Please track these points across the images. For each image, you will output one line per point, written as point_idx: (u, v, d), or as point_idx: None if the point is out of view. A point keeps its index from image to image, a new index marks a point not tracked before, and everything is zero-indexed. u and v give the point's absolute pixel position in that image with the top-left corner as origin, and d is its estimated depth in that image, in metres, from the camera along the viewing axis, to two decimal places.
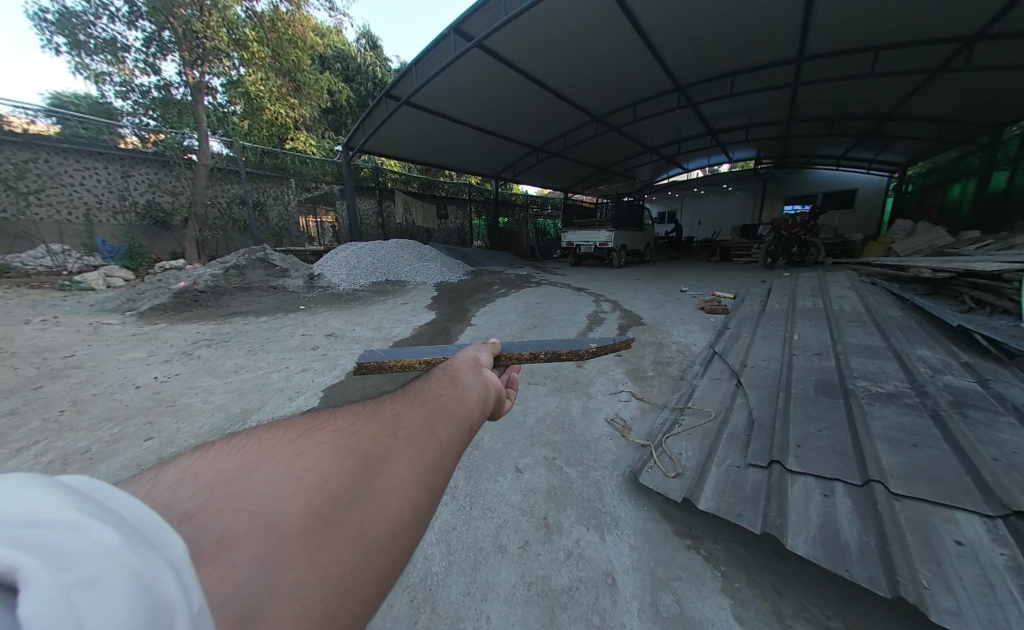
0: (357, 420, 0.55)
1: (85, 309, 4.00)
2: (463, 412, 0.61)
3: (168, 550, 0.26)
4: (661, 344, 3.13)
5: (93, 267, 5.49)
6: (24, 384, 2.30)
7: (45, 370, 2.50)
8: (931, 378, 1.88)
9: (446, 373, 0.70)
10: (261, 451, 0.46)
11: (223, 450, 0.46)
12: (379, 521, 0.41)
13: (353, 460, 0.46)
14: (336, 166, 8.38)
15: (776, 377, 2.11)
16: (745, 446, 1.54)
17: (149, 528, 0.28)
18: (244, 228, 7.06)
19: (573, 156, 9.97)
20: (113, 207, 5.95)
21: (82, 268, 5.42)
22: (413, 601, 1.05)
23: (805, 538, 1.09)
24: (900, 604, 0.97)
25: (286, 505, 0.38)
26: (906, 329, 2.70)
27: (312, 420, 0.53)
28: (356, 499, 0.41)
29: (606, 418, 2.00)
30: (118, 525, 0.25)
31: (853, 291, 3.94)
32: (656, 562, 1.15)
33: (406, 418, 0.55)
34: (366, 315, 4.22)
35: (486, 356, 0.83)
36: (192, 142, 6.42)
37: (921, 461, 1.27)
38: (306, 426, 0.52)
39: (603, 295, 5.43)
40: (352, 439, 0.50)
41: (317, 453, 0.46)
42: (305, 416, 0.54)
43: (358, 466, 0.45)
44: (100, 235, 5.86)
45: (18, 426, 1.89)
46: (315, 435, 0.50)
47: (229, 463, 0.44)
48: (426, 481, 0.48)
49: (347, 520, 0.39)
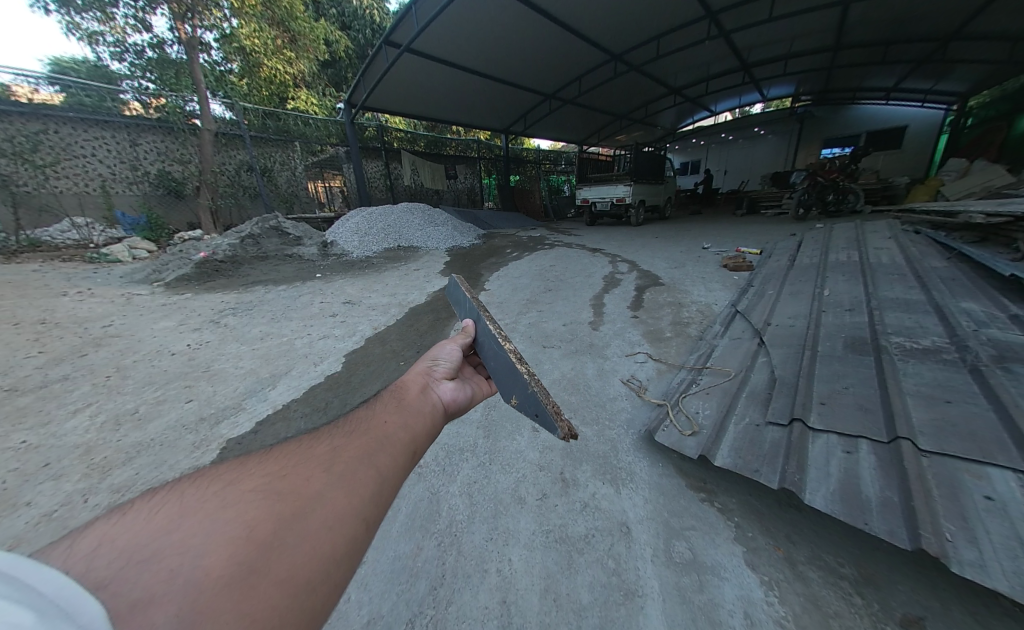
0: (292, 460, 0.54)
1: (116, 280, 4.19)
2: (404, 440, 0.64)
3: (89, 620, 0.23)
4: (679, 304, 3.03)
5: (116, 240, 5.66)
6: (72, 352, 2.47)
7: (88, 339, 2.68)
8: (972, 332, 1.74)
9: (392, 401, 0.74)
10: (191, 506, 0.42)
11: (148, 509, 0.41)
12: (310, 552, 0.41)
13: (285, 503, 0.45)
14: (340, 126, 8.06)
15: (801, 335, 2.03)
16: (767, 404, 1.51)
17: (69, 598, 0.24)
18: (255, 195, 7.00)
19: (588, 103, 9.14)
20: (127, 177, 5.96)
21: (106, 240, 5.61)
22: (439, 545, 1.13)
23: (823, 493, 1.08)
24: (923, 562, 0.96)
25: (215, 557, 0.35)
26: (950, 280, 2.49)
27: (244, 466, 0.51)
28: (291, 542, 0.41)
29: (621, 380, 2.00)
30: (35, 602, 0.21)
31: (893, 241, 3.63)
32: (670, 514, 1.19)
33: (349, 454, 0.56)
34: (380, 281, 4.26)
35: (441, 366, 0.92)
36: (194, 106, 6.26)
37: (954, 418, 1.20)
38: (235, 474, 0.49)
39: (618, 255, 5.25)
40: (287, 482, 0.49)
41: (250, 503, 0.44)
42: (236, 458, 0.51)
43: (292, 509, 0.44)
44: (118, 206, 5.95)
45: (71, 389, 2.06)
46: (244, 484, 0.47)
47: (151, 521, 0.39)
48: (359, 513, 0.49)
49: (280, 563, 0.38)
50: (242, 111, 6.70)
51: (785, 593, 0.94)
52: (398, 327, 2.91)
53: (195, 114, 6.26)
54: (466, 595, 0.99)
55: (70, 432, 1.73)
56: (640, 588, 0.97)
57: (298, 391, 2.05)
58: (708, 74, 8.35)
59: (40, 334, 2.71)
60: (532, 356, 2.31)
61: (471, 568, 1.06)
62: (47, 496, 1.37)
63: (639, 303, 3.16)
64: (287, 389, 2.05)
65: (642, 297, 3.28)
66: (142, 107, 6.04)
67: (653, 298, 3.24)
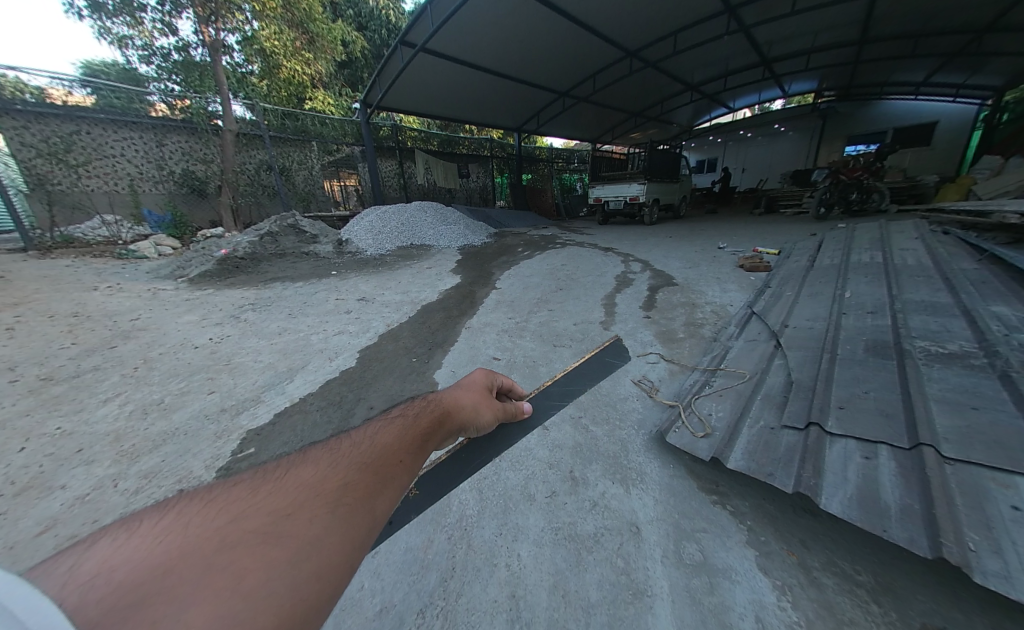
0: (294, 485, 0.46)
1: (143, 276, 4.38)
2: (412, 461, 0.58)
3: None
4: (693, 305, 2.99)
5: (143, 237, 5.91)
6: (102, 344, 2.60)
7: (117, 331, 2.81)
8: (1004, 336, 1.66)
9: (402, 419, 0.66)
10: (181, 544, 0.35)
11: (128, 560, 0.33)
12: (297, 588, 0.33)
13: (288, 537, 0.38)
14: (355, 126, 8.19)
15: (820, 337, 1.97)
16: (782, 407, 1.49)
17: None
18: (273, 194, 7.19)
19: (601, 100, 9.04)
20: (153, 176, 6.21)
21: (134, 237, 5.86)
22: (450, 539, 1.16)
23: (839, 499, 1.05)
24: (944, 576, 0.93)
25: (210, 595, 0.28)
26: (981, 283, 2.38)
27: (238, 497, 0.43)
28: (278, 578, 0.33)
29: (632, 380, 2.00)
30: None
31: (920, 242, 3.49)
32: (681, 515, 1.19)
33: (357, 474, 0.49)
34: (393, 279, 4.33)
35: None
36: (217, 106, 6.47)
37: (980, 425, 1.16)
38: (232, 505, 0.42)
39: (631, 254, 5.19)
40: (289, 510, 0.41)
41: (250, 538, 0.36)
42: (231, 488, 0.44)
43: (295, 541, 0.37)
44: (145, 204, 6.23)
45: (103, 379, 2.18)
46: (243, 513, 0.40)
47: (134, 566, 0.31)
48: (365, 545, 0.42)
49: (267, 600, 0.30)
50: (262, 111, 6.87)
51: (798, 599, 0.93)
52: (410, 324, 2.96)
53: (216, 114, 6.47)
54: (476, 588, 1.01)
55: (101, 420, 1.83)
56: (649, 588, 0.97)
57: (314, 385, 2.11)
58: (726, 69, 8.16)
59: (74, 327, 2.86)
60: (543, 355, 2.32)
61: (481, 562, 1.08)
62: (80, 481, 1.45)
63: (652, 303, 3.13)
64: (303, 383, 2.12)
65: (654, 298, 3.25)
66: (168, 108, 6.27)
67: (666, 298, 3.20)
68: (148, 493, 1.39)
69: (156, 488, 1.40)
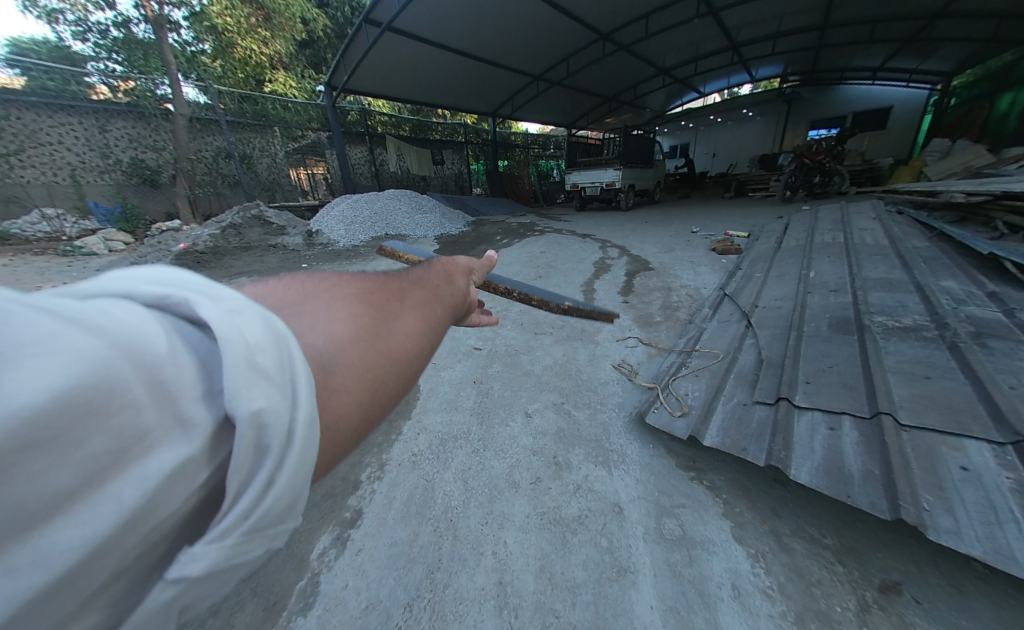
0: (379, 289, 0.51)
1: (93, 273, 3.99)
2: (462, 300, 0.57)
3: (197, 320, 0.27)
4: (669, 288, 3.05)
5: (89, 232, 5.32)
6: None
7: None
8: (952, 309, 1.79)
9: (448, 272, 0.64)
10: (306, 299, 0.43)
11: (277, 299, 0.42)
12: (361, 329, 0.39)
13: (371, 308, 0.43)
14: (320, 110, 7.66)
15: (787, 316, 2.06)
16: (754, 384, 1.55)
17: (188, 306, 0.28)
18: (234, 183, 6.67)
19: (576, 85, 8.91)
20: (97, 166, 5.57)
21: (79, 233, 5.28)
22: (435, 531, 1.13)
23: (807, 468, 1.10)
24: (901, 533, 1.00)
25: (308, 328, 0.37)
26: (931, 260, 2.55)
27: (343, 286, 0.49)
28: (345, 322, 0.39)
29: (613, 364, 2.02)
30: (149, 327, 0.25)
31: (877, 222, 3.69)
32: (661, 492, 1.22)
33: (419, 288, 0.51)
34: (369, 270, 4.16)
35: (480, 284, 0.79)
36: (166, 90, 5.89)
37: (933, 392, 1.24)
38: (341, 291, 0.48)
39: (609, 240, 5.23)
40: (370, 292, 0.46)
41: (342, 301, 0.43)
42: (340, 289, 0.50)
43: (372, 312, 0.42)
44: (90, 196, 5.56)
45: None
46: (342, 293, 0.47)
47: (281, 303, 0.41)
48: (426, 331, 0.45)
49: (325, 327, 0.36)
50: (217, 94, 6.33)
51: (770, 564, 0.97)
52: None
53: (167, 98, 5.90)
54: (463, 578, 0.99)
55: None
56: (633, 565, 0.99)
57: None
58: (697, 54, 8.21)
59: None
60: (524, 344, 2.31)
61: (467, 551, 1.07)
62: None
63: (630, 288, 3.16)
64: None
65: (632, 282, 3.29)
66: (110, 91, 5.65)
67: (644, 283, 3.24)
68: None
69: None
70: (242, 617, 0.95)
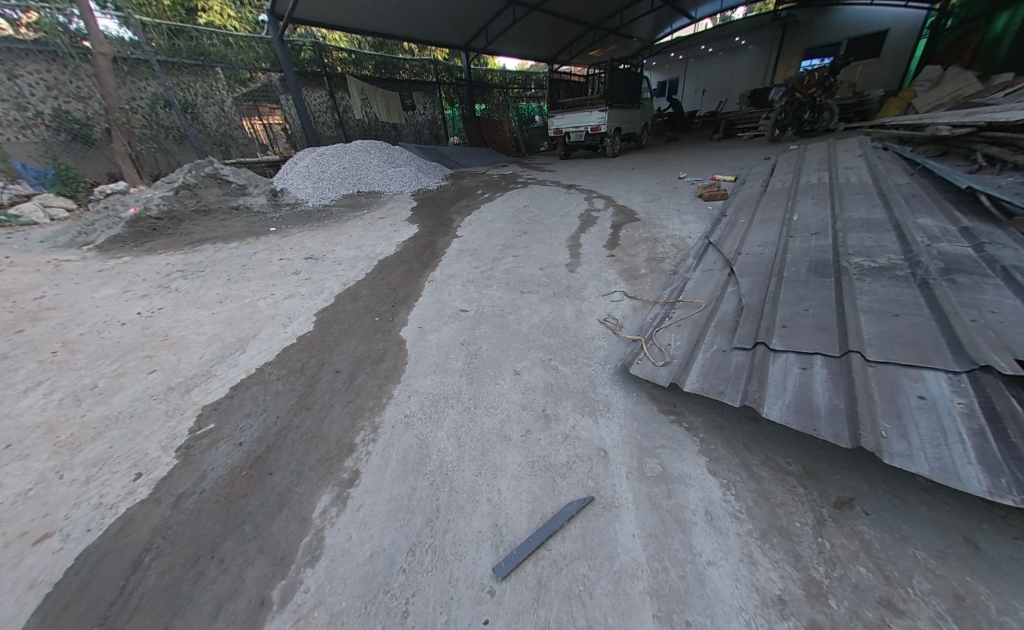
0: None
1: (36, 245, 3.61)
2: None
3: None
4: (655, 239, 3.01)
5: (27, 198, 4.60)
6: (5, 329, 2.17)
7: (21, 313, 2.35)
8: (926, 247, 1.82)
9: None
10: None
11: None
12: None
13: None
14: (267, 46, 6.65)
15: (769, 262, 2.07)
16: (733, 331, 1.59)
17: None
18: (182, 138, 5.92)
19: (556, 9, 7.91)
20: (15, 120, 4.75)
21: (14, 199, 4.53)
22: (432, 484, 1.17)
23: (779, 406, 1.17)
24: (858, 462, 1.09)
25: None
26: (911, 197, 2.55)
27: None
28: None
29: (598, 319, 2.03)
30: None
31: (863, 159, 3.63)
32: (643, 436, 1.29)
33: None
34: (343, 232, 3.92)
35: None
36: (81, 23, 4.99)
37: (900, 328, 1.30)
38: None
39: (594, 190, 5.04)
40: None
41: None
42: None
43: None
44: (14, 157, 4.79)
45: (15, 368, 1.84)
46: None
47: None
48: None
49: None
50: (142, 27, 5.41)
51: (740, 492, 1.06)
52: (369, 282, 2.74)
53: (84, 35, 5.04)
54: (460, 523, 1.04)
55: (25, 411, 1.56)
56: (617, 501, 1.07)
57: (270, 354, 1.94)
58: None
59: None
60: (510, 303, 2.28)
61: (463, 500, 1.12)
62: (17, 477, 1.25)
63: (616, 241, 3.10)
64: (258, 352, 1.95)
65: (618, 235, 3.22)
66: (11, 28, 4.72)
67: (629, 235, 3.18)
68: (102, 480, 1.24)
69: (111, 475, 1.26)
70: (253, 571, 0.94)
